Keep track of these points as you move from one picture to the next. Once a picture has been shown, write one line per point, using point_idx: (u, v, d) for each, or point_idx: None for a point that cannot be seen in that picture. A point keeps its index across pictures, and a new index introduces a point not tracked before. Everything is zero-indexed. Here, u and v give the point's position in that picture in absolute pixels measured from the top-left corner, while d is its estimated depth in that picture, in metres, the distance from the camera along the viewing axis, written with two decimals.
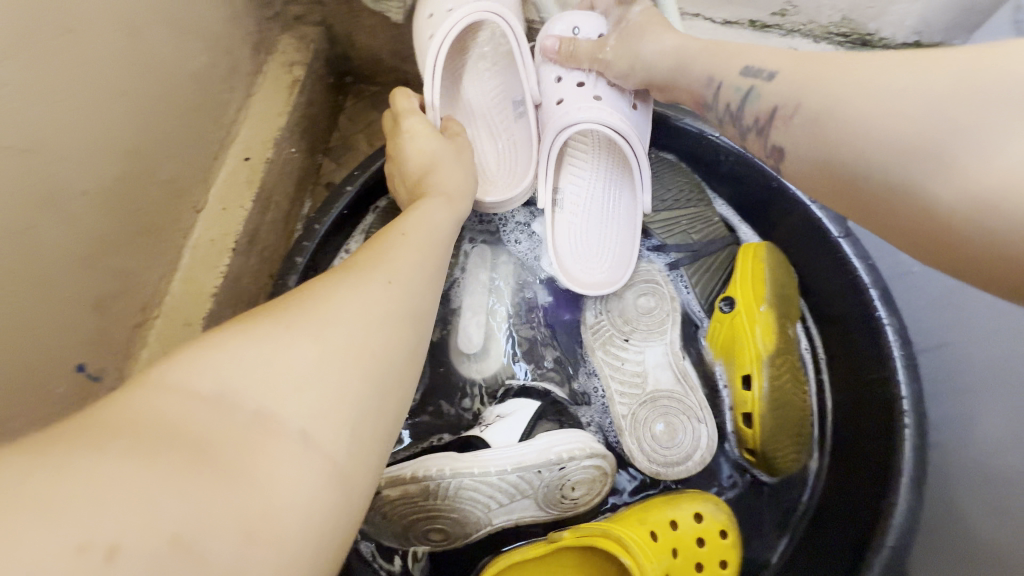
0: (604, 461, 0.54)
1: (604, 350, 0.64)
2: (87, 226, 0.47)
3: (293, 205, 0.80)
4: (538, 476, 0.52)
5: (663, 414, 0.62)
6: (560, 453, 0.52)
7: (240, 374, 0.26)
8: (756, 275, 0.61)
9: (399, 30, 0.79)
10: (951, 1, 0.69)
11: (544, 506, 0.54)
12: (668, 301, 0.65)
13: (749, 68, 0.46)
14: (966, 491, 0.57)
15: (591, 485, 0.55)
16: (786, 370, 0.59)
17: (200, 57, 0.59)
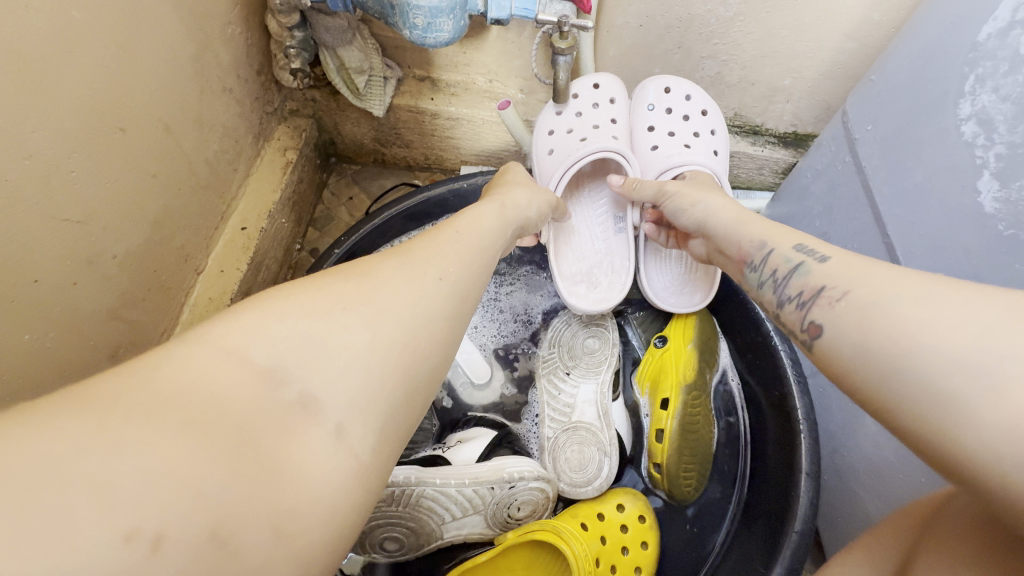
0: (549, 485, 0.61)
1: (547, 377, 0.74)
2: (114, 284, 0.56)
3: (281, 266, 0.89)
4: (490, 492, 0.58)
5: (580, 441, 0.69)
6: (512, 473, 0.58)
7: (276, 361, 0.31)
8: (681, 323, 0.73)
9: (380, 121, 0.94)
10: (812, 103, 0.90)
11: (492, 522, 0.61)
12: (609, 349, 0.74)
13: (803, 246, 0.47)
14: (856, 480, 0.63)
15: (535, 507, 0.62)
16: (699, 409, 0.68)
17: (214, 145, 0.71)
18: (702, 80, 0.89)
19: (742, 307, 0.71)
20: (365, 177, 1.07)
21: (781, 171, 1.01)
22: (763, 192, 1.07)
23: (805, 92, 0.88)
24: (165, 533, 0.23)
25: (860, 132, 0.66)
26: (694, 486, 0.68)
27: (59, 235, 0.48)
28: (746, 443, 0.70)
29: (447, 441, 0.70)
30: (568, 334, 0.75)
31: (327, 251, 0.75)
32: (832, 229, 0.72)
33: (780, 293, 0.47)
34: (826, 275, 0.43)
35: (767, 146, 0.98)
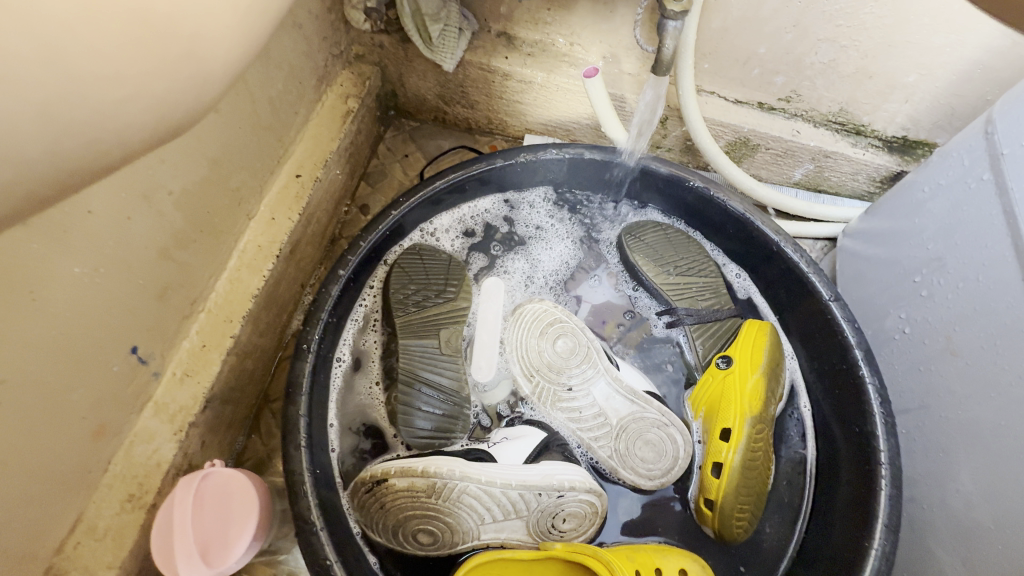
0: (598, 500, 0.58)
1: (556, 407, 0.67)
2: (169, 221, 0.53)
3: (330, 219, 0.85)
4: (537, 498, 0.56)
5: (641, 433, 0.65)
6: (562, 481, 0.56)
7: None
8: (751, 349, 0.66)
9: (447, 76, 0.88)
10: (934, 105, 0.79)
11: (533, 531, 0.57)
12: (581, 340, 0.68)
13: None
14: (936, 534, 0.57)
15: (581, 521, 0.58)
16: (761, 444, 0.61)
17: (278, 84, 0.67)
18: (812, 67, 0.79)
19: (829, 331, 0.64)
20: (423, 135, 1.01)
21: (879, 180, 0.91)
22: (852, 200, 0.97)
23: (930, 92, 0.77)
24: None
25: (1009, 147, 0.55)
26: (751, 526, 0.62)
27: (117, 165, 0.46)
28: (811, 469, 0.65)
29: (490, 437, 0.66)
30: (531, 352, 0.68)
31: (383, 211, 0.69)
32: (946, 252, 0.62)
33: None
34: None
35: (870, 150, 0.87)
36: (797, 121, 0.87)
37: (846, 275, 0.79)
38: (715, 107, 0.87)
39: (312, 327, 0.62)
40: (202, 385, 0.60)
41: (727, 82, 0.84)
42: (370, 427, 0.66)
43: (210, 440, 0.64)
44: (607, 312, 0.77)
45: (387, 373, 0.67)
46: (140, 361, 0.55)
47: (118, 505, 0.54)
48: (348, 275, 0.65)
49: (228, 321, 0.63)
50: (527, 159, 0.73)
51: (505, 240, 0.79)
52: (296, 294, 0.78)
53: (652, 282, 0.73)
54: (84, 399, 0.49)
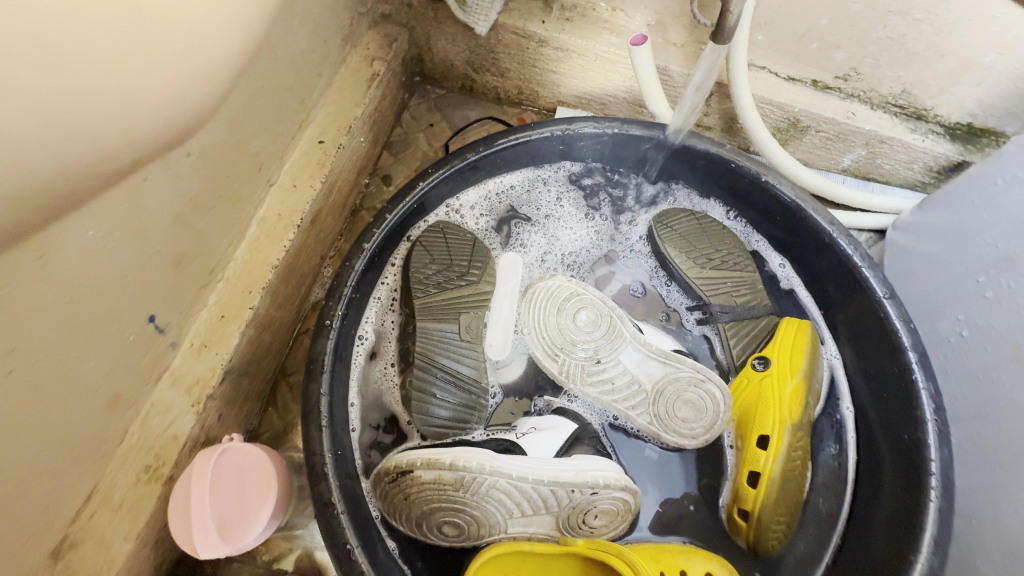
0: (632, 498, 0.55)
1: (587, 383, 0.64)
2: (186, 185, 0.50)
3: (352, 190, 0.81)
4: (569, 495, 0.53)
5: (679, 392, 0.62)
6: (596, 478, 0.54)
7: None
8: (792, 350, 0.62)
9: (478, 40, 0.82)
10: (1010, 89, 0.72)
11: (564, 527, 0.55)
12: (599, 309, 0.65)
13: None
14: (983, 553, 0.53)
15: (612, 518, 0.56)
16: (800, 452, 0.58)
17: (302, 42, 0.63)
18: (877, 43, 0.72)
19: (880, 331, 0.60)
20: (449, 104, 0.96)
21: (936, 170, 0.84)
22: (903, 190, 0.91)
23: (1007, 74, 0.71)
24: None
25: None
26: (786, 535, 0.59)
27: None
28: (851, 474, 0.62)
29: (518, 425, 0.63)
30: (551, 330, 0.65)
31: (411, 183, 0.65)
32: (1021, 252, 0.57)
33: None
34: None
35: (930, 137, 0.81)
36: (853, 102, 0.81)
37: (893, 271, 0.74)
38: (765, 84, 0.80)
39: (335, 302, 0.60)
40: (220, 357, 0.58)
41: (780, 57, 0.77)
42: (388, 420, 0.64)
43: (228, 413, 0.62)
44: (637, 302, 0.73)
45: (403, 356, 0.65)
46: (156, 330, 0.53)
47: (134, 476, 0.53)
48: (372, 249, 0.62)
49: (247, 293, 0.61)
50: (561, 133, 0.68)
51: (529, 222, 0.75)
52: (316, 267, 0.75)
53: (685, 277, 0.69)
54: (98, 367, 0.47)
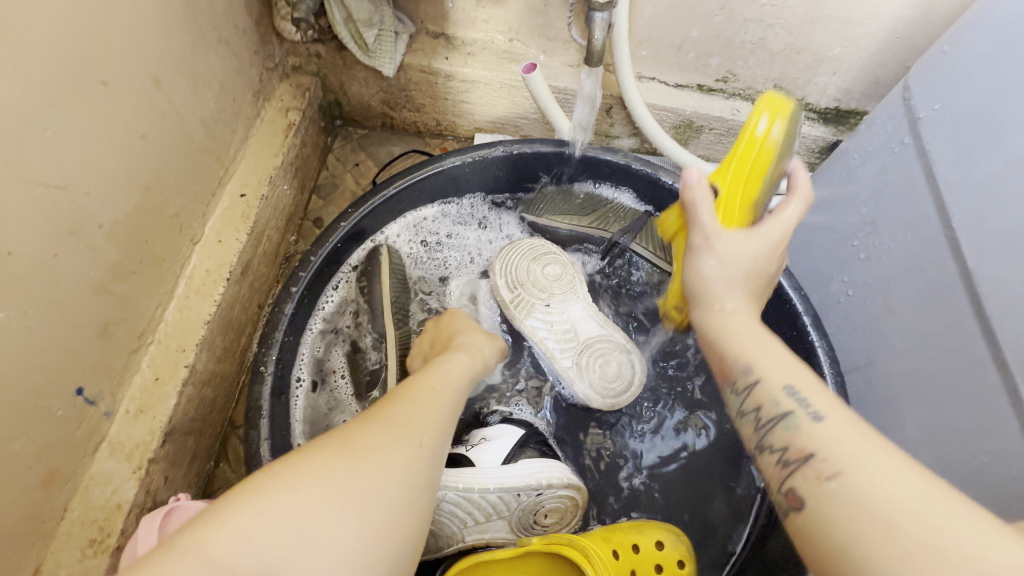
0: (578, 492, 0.59)
1: (529, 316, 0.71)
2: (102, 255, 0.52)
3: (283, 236, 0.84)
4: (516, 498, 0.57)
5: (602, 354, 0.70)
6: (540, 480, 0.57)
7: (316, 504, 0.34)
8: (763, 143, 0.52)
9: (389, 81, 0.87)
10: (861, 75, 0.82)
11: (517, 528, 0.59)
12: (568, 268, 0.73)
13: (793, 390, 0.40)
14: None
15: (563, 514, 0.60)
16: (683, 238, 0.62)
17: (210, 104, 0.65)
18: (744, 47, 0.81)
19: (778, 301, 0.67)
20: (372, 141, 0.99)
21: (817, 150, 0.94)
22: None
23: (856, 63, 0.81)
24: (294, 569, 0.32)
25: (925, 111, 0.58)
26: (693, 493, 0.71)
27: (37, 202, 0.44)
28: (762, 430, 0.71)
29: (468, 438, 0.66)
30: (519, 268, 0.72)
31: (332, 224, 0.68)
32: (880, 216, 0.64)
33: (761, 437, 0.40)
34: (815, 437, 0.36)
35: (806, 122, 0.90)
36: (736, 100, 0.89)
37: (792, 245, 0.82)
38: (657, 92, 0.88)
39: (268, 348, 0.62)
40: (159, 420, 0.58)
41: (665, 67, 0.85)
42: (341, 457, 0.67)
43: (175, 474, 0.62)
44: None
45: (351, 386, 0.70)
46: (87, 402, 0.53)
47: (79, 552, 0.52)
48: (299, 292, 0.65)
49: (181, 351, 0.62)
50: (472, 159, 0.73)
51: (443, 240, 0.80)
52: (254, 315, 0.76)
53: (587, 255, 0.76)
54: (29, 446, 0.47)
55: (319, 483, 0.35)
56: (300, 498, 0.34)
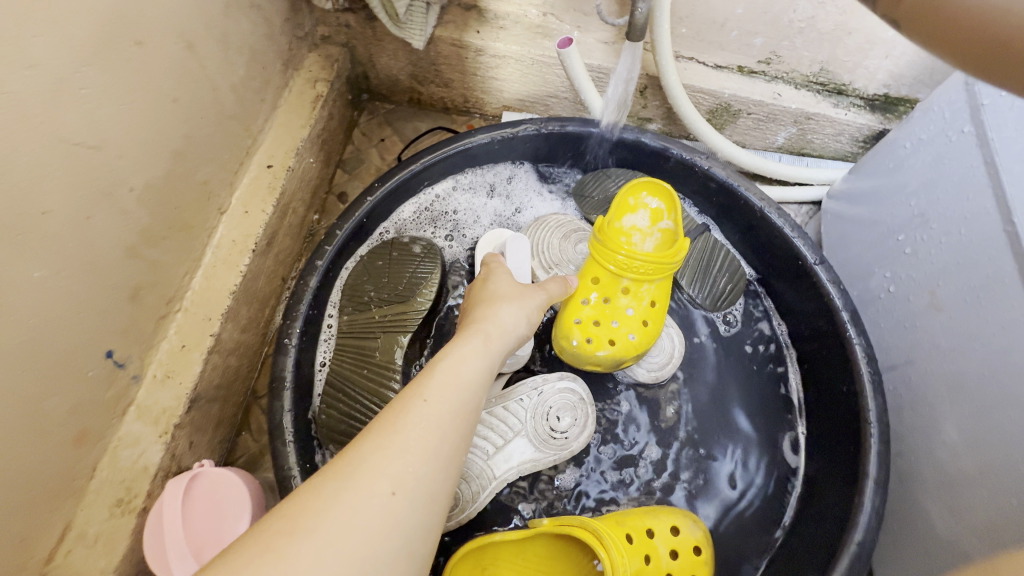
0: (576, 385, 0.65)
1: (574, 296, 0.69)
2: (133, 219, 0.52)
3: (307, 209, 0.83)
4: (521, 404, 0.63)
5: None
6: (535, 381, 0.65)
7: (356, 475, 0.31)
8: (663, 237, 0.66)
9: (418, 54, 0.85)
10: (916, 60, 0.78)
11: (538, 443, 0.62)
12: None
13: None
14: (924, 489, 0.57)
15: (573, 413, 0.64)
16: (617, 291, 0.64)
17: (240, 71, 0.64)
18: (791, 27, 0.77)
19: (816, 295, 0.65)
20: (398, 117, 0.98)
21: (861, 140, 0.90)
22: (835, 161, 0.96)
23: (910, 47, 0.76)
24: (335, 543, 0.28)
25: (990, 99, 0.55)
26: (723, 493, 0.64)
27: (72, 162, 0.44)
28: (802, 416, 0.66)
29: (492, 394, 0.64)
30: (553, 244, 0.72)
31: (359, 198, 0.67)
32: (930, 208, 0.61)
33: None
34: None
35: (851, 110, 0.86)
36: (778, 84, 0.85)
37: (829, 238, 0.79)
38: (695, 74, 0.85)
39: (293, 320, 0.62)
40: (185, 386, 0.59)
41: (705, 47, 0.82)
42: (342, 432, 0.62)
43: (199, 440, 0.63)
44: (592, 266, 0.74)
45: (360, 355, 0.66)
46: (117, 364, 0.53)
47: (107, 511, 0.53)
48: (326, 265, 0.64)
49: (207, 319, 0.62)
50: (502, 137, 0.72)
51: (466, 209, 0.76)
52: (278, 288, 0.76)
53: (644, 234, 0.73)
54: (61, 406, 0.48)
55: (364, 458, 0.31)
56: (340, 472, 0.31)
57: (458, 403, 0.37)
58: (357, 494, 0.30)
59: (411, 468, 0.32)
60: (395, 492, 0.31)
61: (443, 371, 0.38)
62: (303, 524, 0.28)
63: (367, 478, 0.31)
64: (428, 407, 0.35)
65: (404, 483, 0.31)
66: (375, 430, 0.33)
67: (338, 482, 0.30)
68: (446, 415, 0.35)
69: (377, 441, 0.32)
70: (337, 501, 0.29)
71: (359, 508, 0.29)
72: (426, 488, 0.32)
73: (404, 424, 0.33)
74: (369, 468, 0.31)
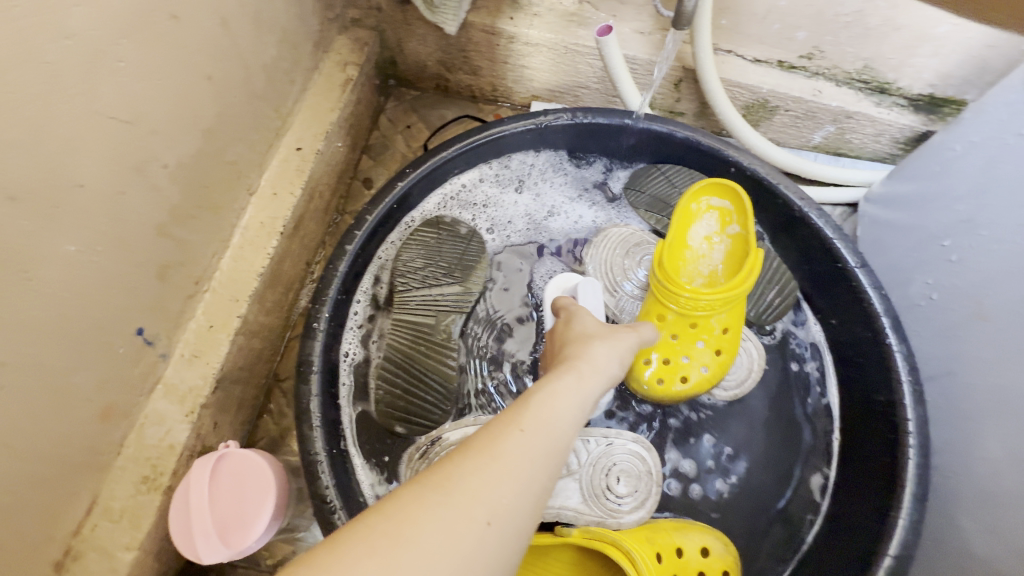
0: (647, 454, 0.62)
1: None
2: (164, 196, 0.51)
3: (333, 195, 0.82)
4: (586, 448, 0.61)
5: None
6: (608, 432, 0.62)
7: (448, 498, 0.29)
8: (732, 246, 0.65)
9: (449, 40, 0.84)
10: (966, 59, 0.75)
11: (589, 496, 0.60)
12: None
13: None
14: (960, 504, 0.55)
15: (635, 483, 0.61)
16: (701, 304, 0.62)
17: (272, 50, 0.63)
18: (837, 21, 0.74)
19: (854, 299, 0.63)
20: (425, 104, 0.96)
21: (903, 141, 0.87)
22: (873, 163, 0.93)
23: (961, 44, 0.73)
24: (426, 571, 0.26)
25: None
26: (749, 497, 0.63)
27: (107, 136, 0.44)
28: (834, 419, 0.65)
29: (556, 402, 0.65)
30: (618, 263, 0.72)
31: (389, 183, 0.66)
32: (981, 213, 0.58)
33: None
34: None
35: (894, 109, 0.83)
36: (818, 80, 0.82)
37: (865, 242, 0.76)
38: (731, 67, 0.82)
39: (321, 304, 0.61)
40: (210, 366, 0.59)
41: (743, 40, 0.79)
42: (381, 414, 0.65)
43: (223, 421, 0.63)
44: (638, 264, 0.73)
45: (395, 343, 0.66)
46: (144, 342, 0.53)
47: (132, 487, 0.53)
48: (354, 249, 0.63)
49: (233, 301, 0.62)
50: (536, 126, 0.70)
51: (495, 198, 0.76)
52: (302, 273, 0.76)
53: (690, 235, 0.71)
54: (90, 381, 0.48)
55: (457, 480, 0.30)
56: (432, 491, 0.29)
57: (554, 430, 0.35)
58: (446, 516, 0.28)
59: (502, 496, 0.30)
60: (484, 520, 0.29)
61: (542, 400, 0.37)
62: (395, 542, 0.27)
63: (460, 501, 0.29)
64: (524, 436, 0.33)
65: (493, 510, 0.29)
66: (470, 452, 0.32)
67: (433, 501, 0.29)
68: (536, 443, 0.33)
69: (473, 464, 0.31)
70: (431, 524, 0.28)
71: (450, 533, 0.28)
72: (512, 516, 0.30)
73: (495, 449, 0.32)
74: (461, 491, 0.29)
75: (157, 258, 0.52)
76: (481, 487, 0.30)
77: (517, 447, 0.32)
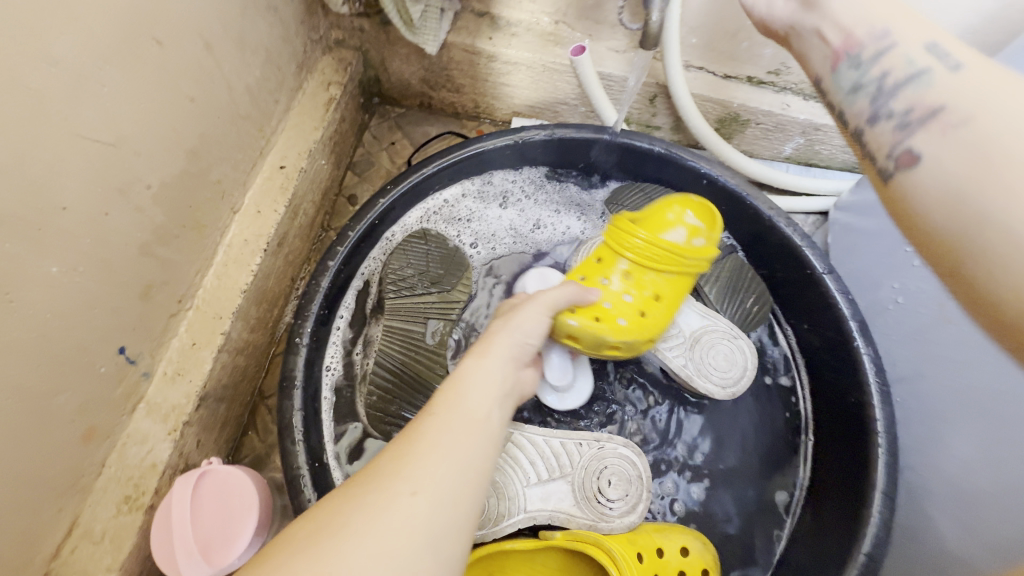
0: (637, 459, 0.62)
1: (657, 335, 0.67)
2: (148, 215, 0.52)
3: (318, 212, 0.83)
4: (578, 449, 0.62)
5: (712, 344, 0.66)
6: (600, 434, 0.63)
7: (391, 482, 0.31)
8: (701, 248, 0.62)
9: (431, 59, 0.86)
10: None
11: (579, 498, 0.60)
12: None
13: None
14: (933, 500, 0.57)
15: (625, 486, 0.61)
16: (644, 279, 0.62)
17: (256, 72, 0.65)
18: None
19: (825, 304, 0.65)
20: (409, 121, 0.98)
21: None
22: (843, 172, 0.96)
23: None
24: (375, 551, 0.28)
25: None
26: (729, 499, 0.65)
27: (90, 159, 0.44)
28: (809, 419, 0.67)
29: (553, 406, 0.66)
30: None
31: (371, 199, 0.68)
32: None
33: None
34: None
35: None
36: (786, 95, 0.86)
37: (837, 249, 0.79)
38: (703, 83, 0.85)
39: (303, 320, 0.62)
40: (194, 383, 0.59)
41: (714, 57, 0.83)
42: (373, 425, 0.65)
43: (207, 439, 0.63)
44: None
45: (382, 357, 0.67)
46: (127, 361, 0.53)
47: (114, 507, 0.53)
48: (337, 265, 0.64)
49: (218, 318, 0.62)
50: (514, 142, 0.72)
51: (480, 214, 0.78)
52: (287, 289, 0.77)
53: None
54: (72, 402, 0.48)
55: (404, 467, 0.31)
56: (380, 480, 0.31)
57: (486, 407, 0.37)
58: (395, 502, 0.30)
59: (447, 477, 0.32)
60: (430, 499, 0.30)
61: (468, 379, 0.39)
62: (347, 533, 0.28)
63: (406, 483, 0.31)
64: (454, 414, 0.35)
65: (440, 491, 0.31)
66: (404, 438, 0.34)
67: (377, 490, 0.30)
68: (472, 422, 0.35)
69: (412, 449, 0.33)
70: (376, 511, 0.29)
71: (400, 515, 0.29)
72: (462, 494, 0.32)
73: (436, 433, 0.34)
74: (405, 475, 0.31)
75: (140, 277, 0.53)
76: (422, 467, 0.32)
77: (445, 427, 0.34)
